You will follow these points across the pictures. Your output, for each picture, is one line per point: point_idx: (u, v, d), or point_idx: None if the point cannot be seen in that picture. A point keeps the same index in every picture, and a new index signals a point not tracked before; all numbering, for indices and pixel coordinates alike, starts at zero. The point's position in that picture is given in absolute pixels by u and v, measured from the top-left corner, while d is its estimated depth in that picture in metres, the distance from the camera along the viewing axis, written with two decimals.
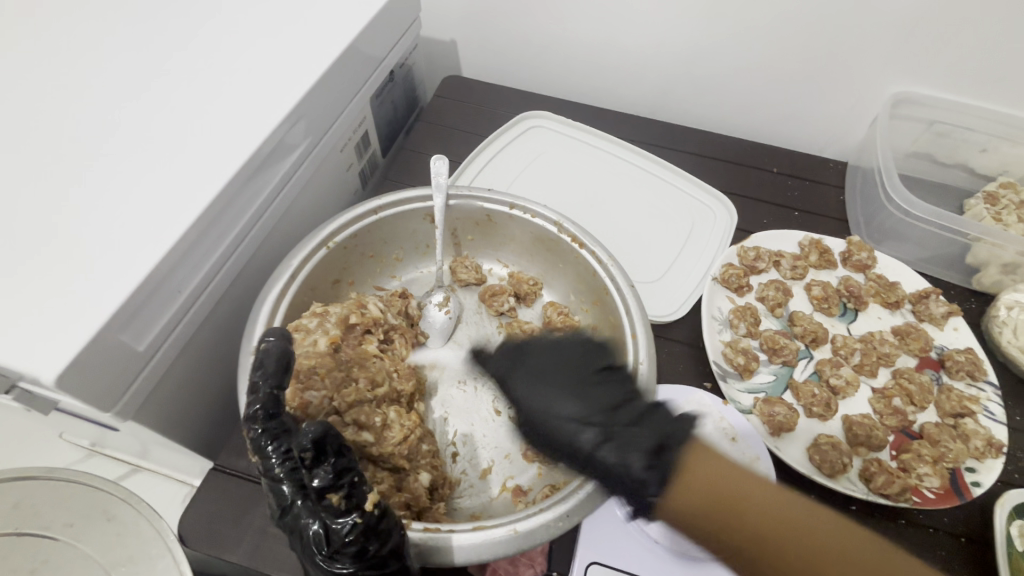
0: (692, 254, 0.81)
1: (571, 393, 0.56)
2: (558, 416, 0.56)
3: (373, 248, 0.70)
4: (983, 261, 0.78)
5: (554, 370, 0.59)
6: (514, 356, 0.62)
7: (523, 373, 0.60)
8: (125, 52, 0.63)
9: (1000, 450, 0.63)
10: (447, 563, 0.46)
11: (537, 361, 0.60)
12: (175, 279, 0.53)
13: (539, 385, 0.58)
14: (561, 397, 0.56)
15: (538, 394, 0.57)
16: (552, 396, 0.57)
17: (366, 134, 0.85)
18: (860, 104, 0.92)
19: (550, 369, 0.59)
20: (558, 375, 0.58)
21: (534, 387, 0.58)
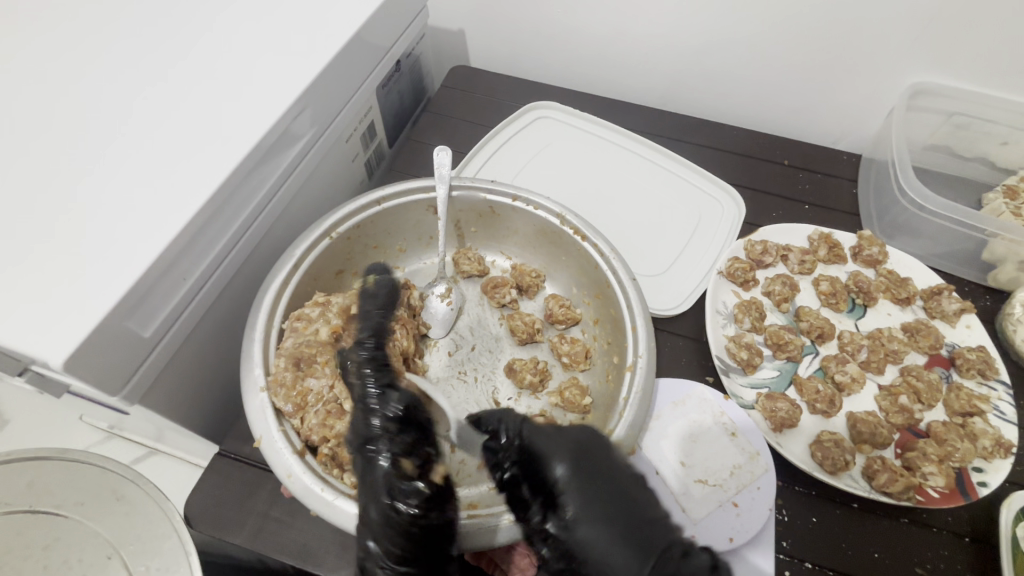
0: (698, 247, 0.80)
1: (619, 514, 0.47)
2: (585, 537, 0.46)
3: (376, 238, 0.70)
4: (1000, 257, 0.76)
5: (601, 502, 0.47)
6: (572, 453, 0.50)
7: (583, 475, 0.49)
8: (130, 43, 0.63)
9: (1009, 450, 0.61)
10: (492, 544, 0.47)
11: (592, 490, 0.48)
12: (180, 266, 0.54)
13: (592, 503, 0.47)
14: (584, 532, 0.46)
15: (592, 503, 0.47)
16: (595, 516, 0.47)
17: (372, 124, 0.85)
18: (876, 94, 0.90)
19: (604, 484, 0.48)
20: (607, 506, 0.47)
21: (594, 495, 0.48)
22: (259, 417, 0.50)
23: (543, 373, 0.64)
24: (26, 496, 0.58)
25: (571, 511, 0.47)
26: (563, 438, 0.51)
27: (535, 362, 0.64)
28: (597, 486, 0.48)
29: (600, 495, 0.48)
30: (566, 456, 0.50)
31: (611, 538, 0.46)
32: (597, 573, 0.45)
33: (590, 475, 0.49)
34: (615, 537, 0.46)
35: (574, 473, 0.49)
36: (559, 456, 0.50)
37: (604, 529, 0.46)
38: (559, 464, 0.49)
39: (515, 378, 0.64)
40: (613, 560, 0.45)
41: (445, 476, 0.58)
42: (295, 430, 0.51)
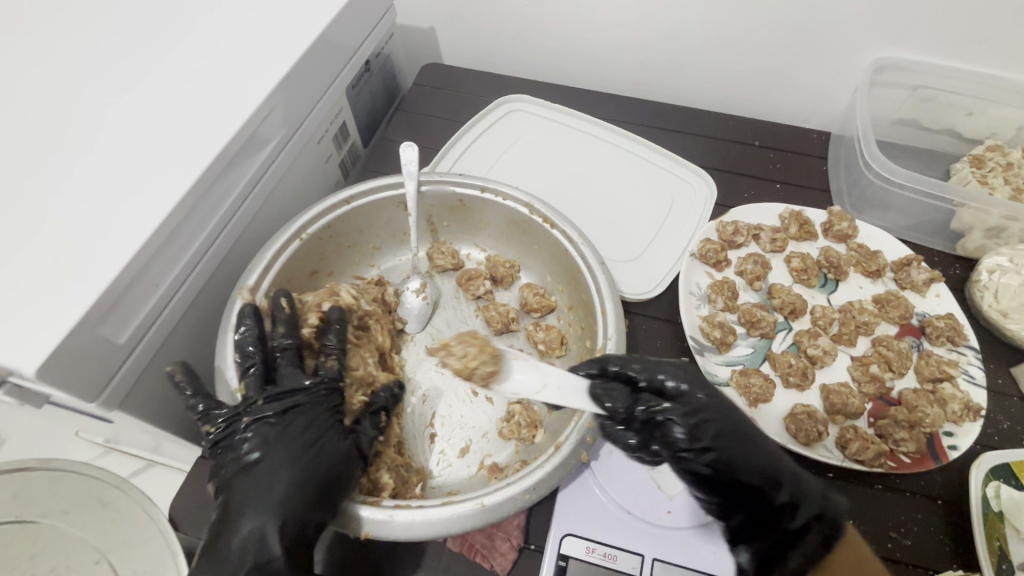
0: (672, 230, 0.81)
1: (751, 448, 0.51)
2: (724, 471, 0.50)
3: (350, 237, 0.71)
4: (968, 225, 0.77)
5: (738, 416, 0.52)
6: (706, 383, 0.52)
7: (710, 414, 0.51)
8: (92, 53, 0.63)
9: (978, 413, 0.63)
10: (388, 538, 0.46)
11: (728, 408, 0.52)
12: (151, 273, 0.54)
13: (727, 438, 0.50)
14: (736, 446, 0.50)
15: (727, 439, 0.50)
16: (742, 430, 0.52)
17: (343, 125, 0.86)
18: (842, 72, 0.91)
19: (731, 420, 0.51)
20: (742, 419, 0.52)
21: (725, 430, 0.50)
22: None
23: (519, 361, 0.65)
24: (10, 507, 0.60)
25: (725, 431, 0.50)
26: (693, 370, 0.53)
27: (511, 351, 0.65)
28: (724, 423, 0.51)
29: (737, 411, 0.52)
30: (703, 384, 0.52)
31: (760, 445, 0.51)
32: (752, 480, 0.50)
33: (716, 415, 0.51)
34: (758, 447, 0.51)
35: (702, 407, 0.51)
36: (696, 383, 0.52)
37: (750, 441, 0.51)
38: (700, 391, 0.51)
39: None
40: (761, 465, 0.51)
41: (425, 467, 0.59)
42: None
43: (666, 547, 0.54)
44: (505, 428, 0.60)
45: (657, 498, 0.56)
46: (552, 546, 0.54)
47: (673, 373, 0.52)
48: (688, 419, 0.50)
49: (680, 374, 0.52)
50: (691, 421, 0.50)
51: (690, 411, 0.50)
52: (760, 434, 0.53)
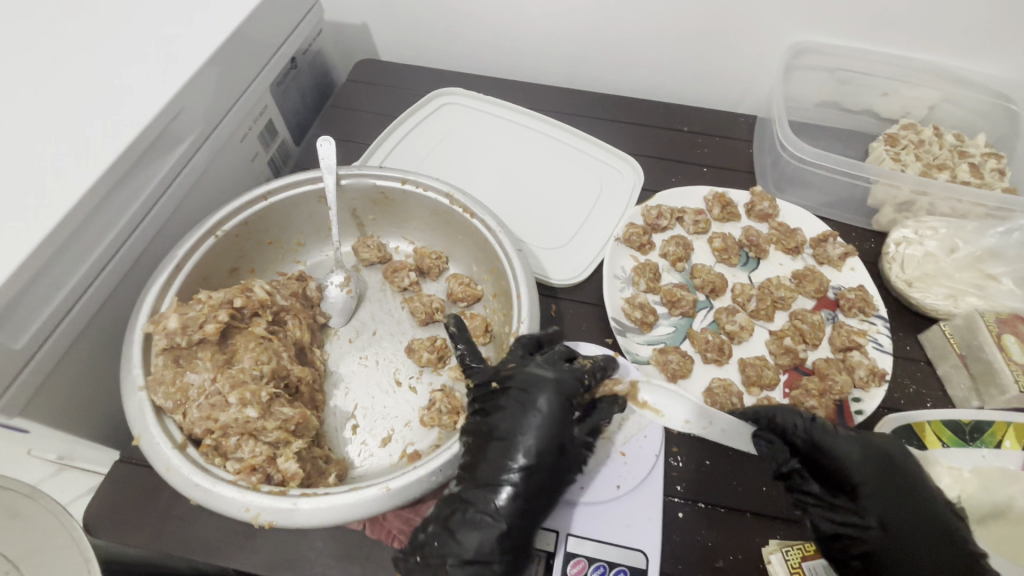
0: (600, 216, 0.83)
1: (910, 516, 0.52)
2: (887, 535, 0.51)
3: (270, 234, 0.70)
4: (881, 201, 0.80)
5: (905, 504, 0.52)
6: (886, 459, 0.54)
7: (884, 478, 0.53)
8: None
9: (883, 378, 0.66)
10: (293, 526, 0.46)
11: (904, 478, 0.53)
12: (50, 276, 0.53)
13: (884, 503, 0.52)
14: (896, 512, 0.52)
15: (885, 503, 0.52)
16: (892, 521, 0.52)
17: (269, 123, 0.85)
18: (764, 56, 0.93)
19: (898, 488, 0.53)
20: (914, 513, 0.52)
21: (888, 494, 0.52)
22: (137, 416, 0.50)
23: (442, 350, 0.65)
24: None
25: (872, 516, 0.52)
26: (870, 445, 0.55)
27: (433, 340, 0.65)
28: (890, 491, 0.53)
29: (908, 502, 0.52)
30: (876, 462, 0.54)
31: (912, 541, 0.51)
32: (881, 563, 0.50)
33: (886, 480, 0.53)
34: (908, 541, 0.51)
35: (865, 473, 0.53)
36: (872, 461, 0.54)
37: (913, 510, 0.52)
38: (868, 468, 0.53)
39: (414, 357, 0.65)
40: (904, 559, 0.50)
41: (346, 458, 0.59)
42: (177, 425, 0.51)
43: (581, 523, 0.56)
44: (426, 415, 0.61)
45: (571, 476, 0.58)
46: None
47: (843, 444, 0.55)
48: (840, 486, 0.54)
49: (841, 439, 0.55)
50: (840, 488, 0.54)
51: (845, 481, 0.54)
52: (936, 510, 0.52)
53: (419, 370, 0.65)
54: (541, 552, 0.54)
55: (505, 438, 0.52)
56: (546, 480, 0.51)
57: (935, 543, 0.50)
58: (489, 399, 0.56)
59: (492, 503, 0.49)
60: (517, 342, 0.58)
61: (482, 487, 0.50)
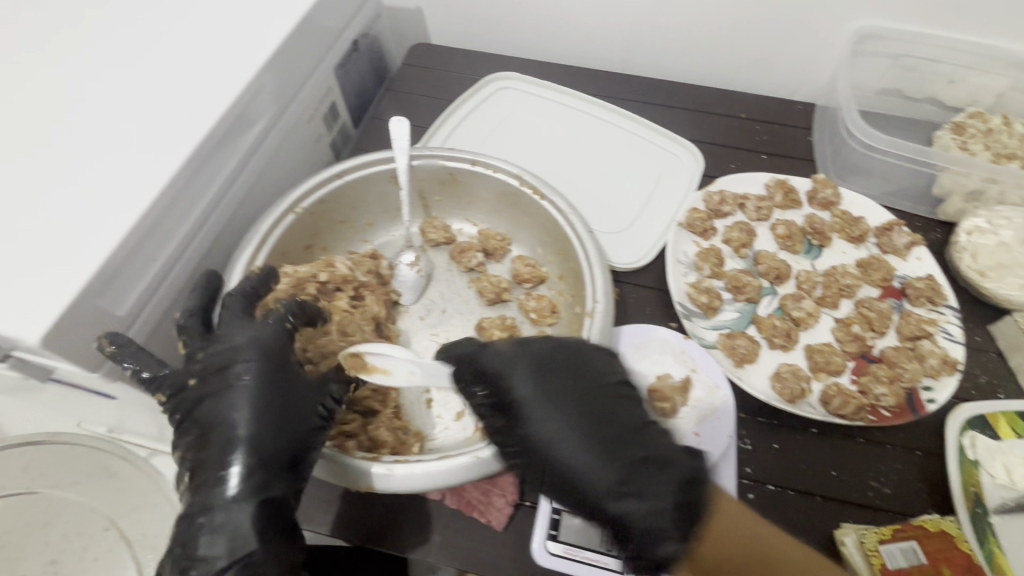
0: (659, 202, 0.83)
1: (604, 475, 0.44)
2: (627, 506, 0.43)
3: (342, 213, 0.72)
4: (948, 190, 0.79)
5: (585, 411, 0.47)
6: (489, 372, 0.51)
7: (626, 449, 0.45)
8: (68, 34, 0.63)
9: (955, 367, 0.65)
10: (389, 489, 0.48)
11: (602, 433, 0.46)
12: (146, 249, 0.56)
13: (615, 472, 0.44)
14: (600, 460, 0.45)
15: (607, 469, 0.44)
16: (526, 429, 0.48)
17: (332, 105, 0.87)
18: (825, 43, 0.92)
19: (597, 448, 0.45)
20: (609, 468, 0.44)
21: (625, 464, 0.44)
22: None
23: (512, 330, 0.66)
24: (22, 478, 0.72)
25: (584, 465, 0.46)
26: (589, 385, 0.49)
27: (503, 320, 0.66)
28: (583, 444, 0.46)
29: (552, 407, 0.47)
30: (533, 369, 0.50)
31: (532, 448, 0.47)
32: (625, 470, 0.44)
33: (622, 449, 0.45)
34: (553, 452, 0.46)
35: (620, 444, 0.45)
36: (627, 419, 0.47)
37: (642, 468, 0.44)
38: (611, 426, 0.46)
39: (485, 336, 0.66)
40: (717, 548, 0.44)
41: (422, 431, 0.60)
42: None
43: None
44: None
45: None
46: (548, 501, 0.57)
47: (514, 356, 0.51)
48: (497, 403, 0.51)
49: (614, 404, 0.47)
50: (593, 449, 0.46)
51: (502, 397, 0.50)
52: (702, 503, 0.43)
53: None
54: None
55: (235, 417, 0.47)
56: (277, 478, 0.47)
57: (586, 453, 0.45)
58: (209, 382, 0.48)
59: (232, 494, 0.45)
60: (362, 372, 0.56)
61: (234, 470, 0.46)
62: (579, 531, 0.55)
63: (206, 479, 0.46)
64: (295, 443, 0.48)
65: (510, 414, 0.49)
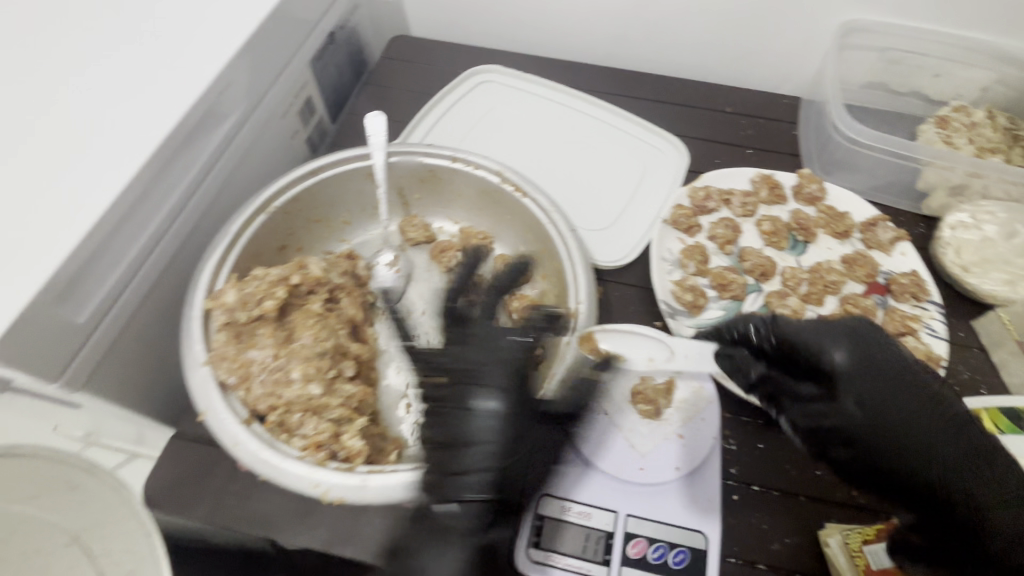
0: (644, 198, 0.81)
1: (915, 401, 0.52)
2: (879, 426, 0.52)
3: (317, 211, 0.69)
4: (932, 185, 0.78)
5: (921, 389, 0.53)
6: (867, 335, 0.55)
7: (871, 379, 0.53)
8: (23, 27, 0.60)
9: (938, 364, 0.65)
10: (364, 501, 0.47)
11: (879, 361, 0.54)
12: (107, 253, 0.53)
13: (869, 401, 0.53)
14: (884, 399, 0.52)
15: (879, 402, 0.52)
16: (816, 364, 0.55)
17: (308, 100, 0.84)
18: (810, 36, 0.91)
19: (878, 383, 0.53)
20: (895, 398, 0.52)
21: (884, 397, 0.52)
22: (201, 391, 0.50)
23: (494, 330, 0.65)
24: None
25: (846, 395, 0.53)
26: (839, 327, 0.56)
27: (485, 321, 0.65)
28: (881, 386, 0.53)
29: (892, 375, 0.53)
30: (854, 345, 0.54)
31: (866, 405, 0.52)
32: (855, 395, 0.53)
33: (873, 386, 0.53)
34: (897, 412, 0.52)
35: (847, 380, 0.54)
36: (857, 357, 0.54)
37: (896, 389, 0.53)
38: (853, 366, 0.54)
39: (465, 338, 0.64)
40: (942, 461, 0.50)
41: (401, 436, 0.59)
42: (241, 402, 0.51)
43: (638, 503, 0.55)
44: None
45: (627, 456, 0.58)
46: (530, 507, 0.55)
47: (812, 330, 0.56)
48: (811, 374, 0.56)
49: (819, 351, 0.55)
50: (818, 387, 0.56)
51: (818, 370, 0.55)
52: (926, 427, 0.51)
53: None
54: (599, 532, 0.54)
55: (405, 472, 0.48)
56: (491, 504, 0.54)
57: (923, 421, 0.51)
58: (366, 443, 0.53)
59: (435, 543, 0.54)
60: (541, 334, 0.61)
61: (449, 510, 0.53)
62: (560, 537, 0.54)
63: (426, 546, 0.54)
64: (519, 490, 0.54)
65: (780, 356, 0.58)
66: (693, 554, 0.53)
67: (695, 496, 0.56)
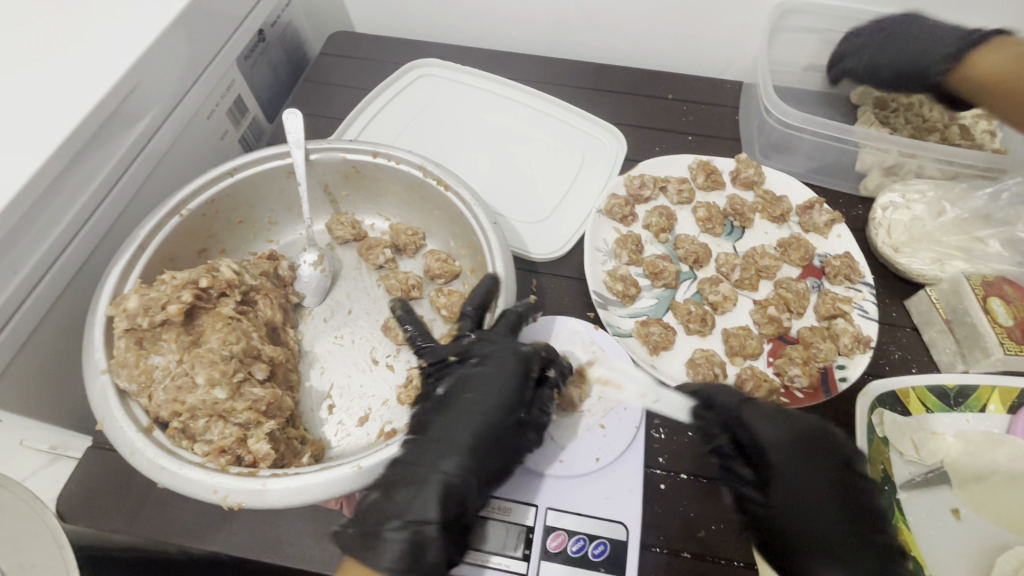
0: (580, 189, 0.81)
1: (840, 503, 0.49)
2: (799, 519, 0.49)
3: (238, 212, 0.68)
4: (868, 166, 0.78)
5: (848, 491, 0.49)
6: (817, 434, 0.52)
7: (803, 471, 0.50)
8: None
9: (867, 345, 0.65)
10: (262, 505, 0.46)
11: (819, 459, 0.50)
12: (3, 263, 0.51)
13: (794, 494, 0.50)
14: (811, 496, 0.49)
15: (806, 498, 0.49)
16: (757, 443, 0.52)
17: (238, 99, 0.82)
18: (749, 19, 0.90)
19: (809, 477, 0.50)
20: (821, 494, 0.49)
21: (809, 492, 0.49)
22: (101, 401, 0.49)
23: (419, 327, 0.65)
24: None
25: (781, 488, 0.50)
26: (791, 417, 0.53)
27: None
28: (813, 481, 0.50)
29: (822, 479, 0.50)
30: (801, 443, 0.51)
31: (794, 502, 0.49)
32: (779, 485, 0.50)
33: (802, 479, 0.50)
34: (815, 513, 0.49)
35: (782, 470, 0.50)
36: (799, 444, 0.51)
37: (822, 489, 0.49)
38: (790, 455, 0.51)
39: (391, 335, 0.64)
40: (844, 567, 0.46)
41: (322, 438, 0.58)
42: (143, 409, 0.50)
43: (560, 496, 0.55)
44: (404, 393, 0.60)
45: (548, 449, 0.57)
46: None
47: (765, 425, 0.52)
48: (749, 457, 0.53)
49: (768, 435, 0.52)
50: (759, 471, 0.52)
51: (761, 459, 0.52)
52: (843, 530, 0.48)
53: (397, 348, 0.64)
54: (521, 526, 0.53)
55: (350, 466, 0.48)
56: (494, 461, 0.51)
57: (844, 530, 0.48)
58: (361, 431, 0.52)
59: (426, 507, 0.47)
60: (505, 322, 0.58)
61: (428, 472, 0.49)
62: (480, 533, 0.53)
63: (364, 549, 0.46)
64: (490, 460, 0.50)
65: (733, 430, 0.54)
66: (614, 547, 0.52)
67: (616, 484, 0.56)
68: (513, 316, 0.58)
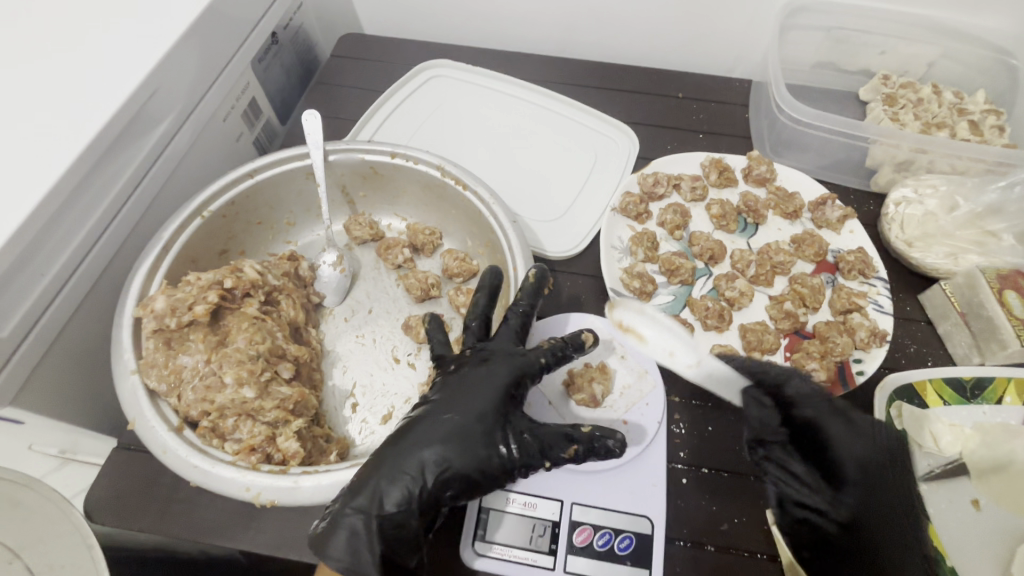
0: (594, 187, 0.81)
1: (897, 510, 0.50)
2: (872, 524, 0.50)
3: (258, 214, 0.69)
4: (879, 161, 0.78)
5: (889, 488, 0.51)
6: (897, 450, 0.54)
7: (882, 481, 0.51)
8: None
9: (884, 339, 0.65)
10: (295, 501, 0.46)
11: (894, 473, 0.52)
12: (31, 266, 0.52)
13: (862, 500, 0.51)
14: (888, 504, 0.50)
15: (884, 504, 0.50)
16: (832, 446, 0.53)
17: (252, 101, 0.83)
18: (758, 17, 0.90)
19: (883, 484, 0.51)
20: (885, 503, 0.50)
21: (894, 499, 0.50)
22: (131, 401, 0.50)
23: None
24: None
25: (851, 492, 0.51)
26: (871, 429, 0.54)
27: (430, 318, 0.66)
28: (894, 489, 0.51)
29: (894, 490, 0.51)
30: (877, 456, 0.52)
31: (870, 508, 0.50)
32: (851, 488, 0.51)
33: (890, 488, 0.51)
34: (887, 519, 0.49)
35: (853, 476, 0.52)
36: (868, 455, 0.53)
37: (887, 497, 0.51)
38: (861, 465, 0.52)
39: (412, 334, 0.64)
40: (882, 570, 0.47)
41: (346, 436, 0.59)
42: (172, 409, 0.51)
43: (583, 491, 0.55)
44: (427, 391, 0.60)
45: None
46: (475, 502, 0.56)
47: (842, 427, 0.54)
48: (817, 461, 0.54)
49: (842, 441, 0.53)
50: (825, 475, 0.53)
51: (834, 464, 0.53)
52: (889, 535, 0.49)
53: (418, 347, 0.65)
54: (545, 521, 0.54)
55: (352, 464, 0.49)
56: (472, 465, 0.49)
57: (896, 536, 0.49)
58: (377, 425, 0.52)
59: (385, 497, 0.47)
60: (507, 327, 0.57)
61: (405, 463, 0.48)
62: (505, 528, 0.54)
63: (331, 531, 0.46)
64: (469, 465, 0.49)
65: (805, 431, 0.55)
66: (639, 541, 0.53)
67: (638, 479, 0.56)
68: (514, 320, 0.57)
